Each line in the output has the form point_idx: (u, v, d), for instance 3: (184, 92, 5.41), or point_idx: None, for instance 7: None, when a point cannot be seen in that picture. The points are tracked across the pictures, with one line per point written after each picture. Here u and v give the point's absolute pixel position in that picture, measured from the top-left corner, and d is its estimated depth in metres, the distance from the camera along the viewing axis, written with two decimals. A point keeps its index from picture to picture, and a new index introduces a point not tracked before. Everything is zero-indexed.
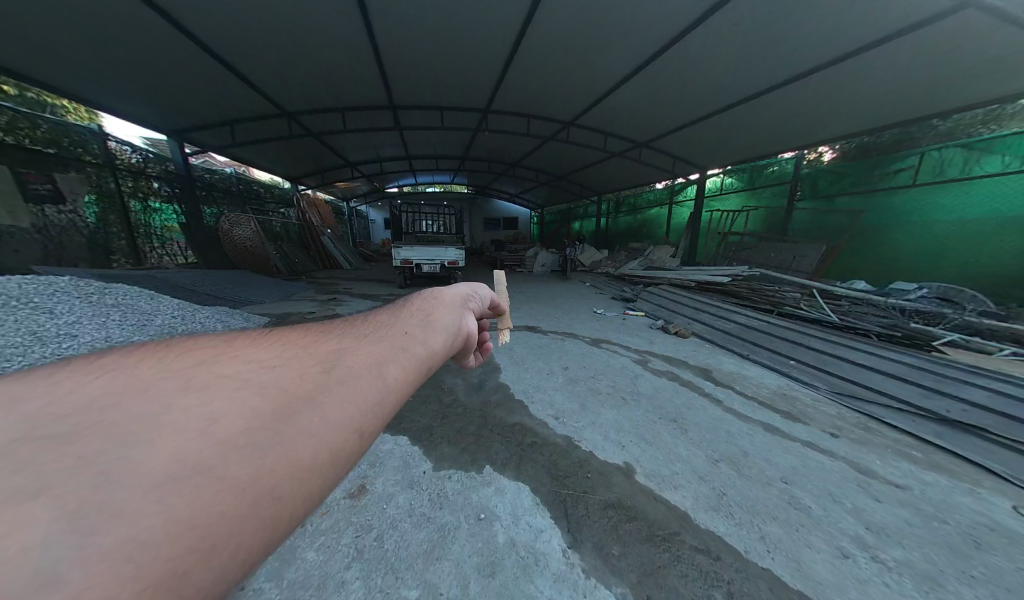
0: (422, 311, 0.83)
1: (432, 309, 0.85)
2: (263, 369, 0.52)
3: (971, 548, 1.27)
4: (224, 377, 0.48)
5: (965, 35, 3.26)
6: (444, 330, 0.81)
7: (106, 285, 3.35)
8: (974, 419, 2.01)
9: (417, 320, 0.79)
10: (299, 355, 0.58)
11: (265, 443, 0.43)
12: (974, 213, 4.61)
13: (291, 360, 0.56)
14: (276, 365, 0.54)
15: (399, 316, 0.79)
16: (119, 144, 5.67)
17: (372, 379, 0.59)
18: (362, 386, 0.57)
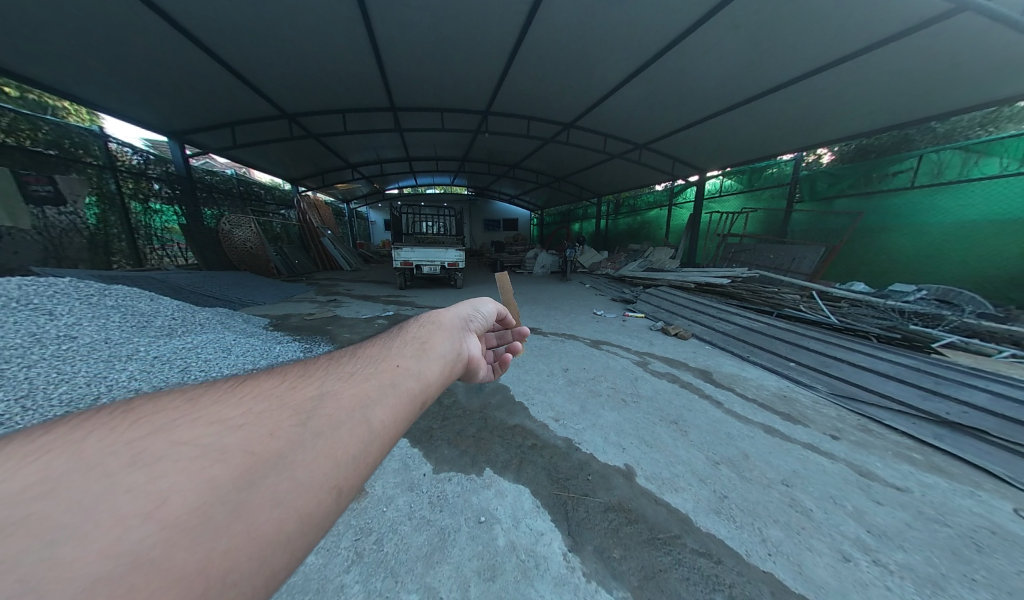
0: (414, 343, 0.83)
1: (426, 339, 0.85)
2: (238, 426, 0.50)
3: (973, 552, 1.26)
4: (182, 445, 0.44)
5: (963, 38, 3.28)
6: (436, 360, 0.81)
7: (107, 286, 3.35)
8: (975, 421, 2.00)
9: (408, 352, 0.79)
10: (272, 411, 0.55)
11: (224, 517, 0.38)
12: (973, 215, 4.62)
13: (262, 418, 0.53)
14: (257, 419, 0.53)
15: (389, 350, 0.79)
16: (120, 145, 5.69)
17: (356, 425, 0.57)
18: (342, 434, 0.54)
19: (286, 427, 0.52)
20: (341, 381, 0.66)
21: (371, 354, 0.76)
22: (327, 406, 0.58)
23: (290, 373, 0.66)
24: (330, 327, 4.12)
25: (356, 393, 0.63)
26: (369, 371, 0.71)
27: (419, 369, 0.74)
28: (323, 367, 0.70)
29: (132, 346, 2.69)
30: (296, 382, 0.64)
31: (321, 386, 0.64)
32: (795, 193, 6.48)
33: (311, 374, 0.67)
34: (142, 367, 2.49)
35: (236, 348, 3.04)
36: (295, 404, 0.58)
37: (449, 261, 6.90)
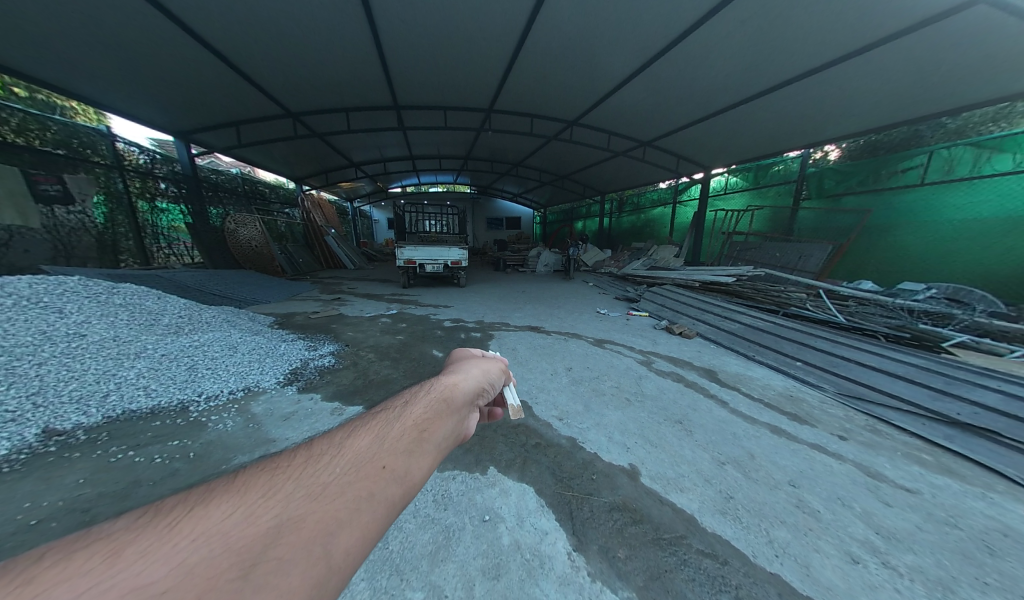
0: (410, 425, 0.65)
1: (426, 420, 0.67)
2: (209, 537, 0.37)
3: (985, 555, 1.24)
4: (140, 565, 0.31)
5: (977, 31, 3.21)
6: (438, 449, 0.62)
7: (115, 285, 3.39)
8: (985, 422, 1.97)
9: (403, 443, 0.60)
10: (250, 516, 0.42)
11: None
12: (985, 212, 4.53)
13: (240, 525, 0.39)
14: (232, 525, 0.39)
15: (378, 441, 0.60)
16: (127, 145, 5.75)
17: (314, 563, 0.38)
18: (297, 580, 0.34)
19: (217, 577, 0.31)
20: (309, 495, 0.47)
21: (353, 451, 0.57)
22: (282, 538, 0.39)
23: (238, 491, 0.46)
24: (334, 326, 4.14)
25: (326, 513, 0.44)
26: (349, 476, 0.51)
27: (414, 469, 0.56)
28: (287, 477, 0.50)
29: (140, 344, 2.72)
30: (245, 502, 0.44)
31: (280, 506, 0.44)
32: (802, 191, 6.40)
33: (269, 490, 0.47)
34: (150, 365, 2.52)
35: (242, 346, 3.07)
36: (237, 537, 0.37)
37: (452, 260, 6.91)
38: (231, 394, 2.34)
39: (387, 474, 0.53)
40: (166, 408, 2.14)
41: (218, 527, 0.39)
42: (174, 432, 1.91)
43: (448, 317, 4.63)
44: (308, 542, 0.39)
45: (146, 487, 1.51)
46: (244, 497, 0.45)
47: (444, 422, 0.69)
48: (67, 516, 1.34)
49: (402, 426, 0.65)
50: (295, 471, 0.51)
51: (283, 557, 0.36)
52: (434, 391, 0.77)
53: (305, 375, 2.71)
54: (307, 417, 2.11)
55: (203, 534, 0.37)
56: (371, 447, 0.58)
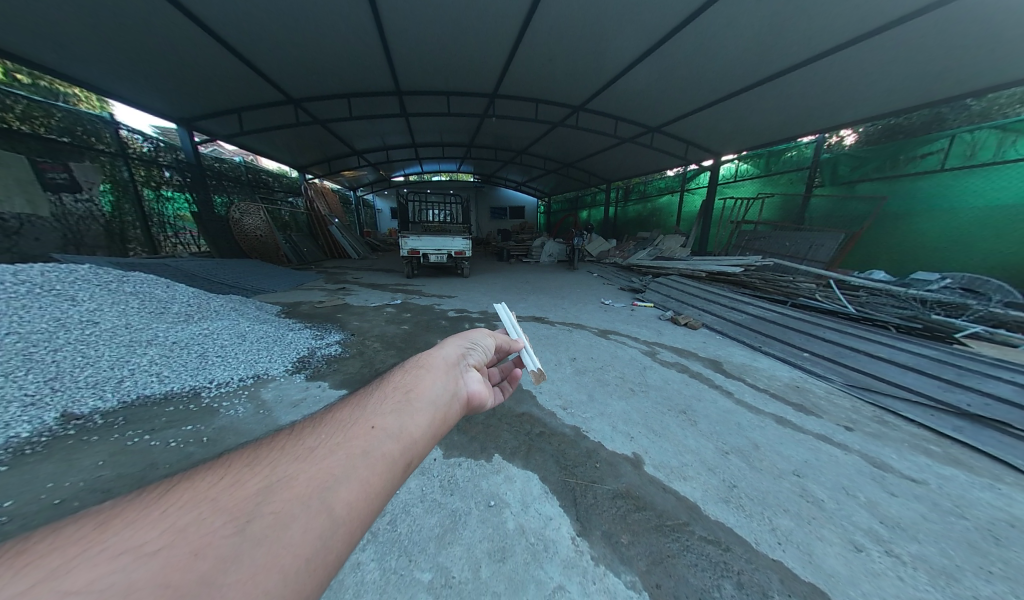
0: (395, 392, 0.69)
1: (410, 385, 0.71)
2: (213, 503, 0.41)
3: (991, 544, 1.24)
4: (146, 532, 0.35)
5: (1011, 5, 3.01)
6: (425, 407, 0.66)
7: (124, 273, 3.44)
8: (996, 413, 1.94)
9: (388, 406, 0.65)
10: (249, 484, 0.46)
11: (219, 577, 0.31)
12: (1008, 198, 4.34)
13: (240, 492, 0.44)
14: (233, 493, 0.44)
15: (364, 408, 0.64)
16: (130, 133, 5.72)
17: (315, 514, 0.42)
18: (295, 533, 0.39)
19: (212, 537, 0.36)
20: (298, 460, 0.51)
21: (340, 418, 0.61)
22: (274, 500, 0.42)
23: (228, 467, 0.50)
24: (340, 315, 4.17)
25: (319, 471, 0.48)
26: (341, 441, 0.56)
27: (402, 424, 0.60)
28: (277, 448, 0.55)
29: (151, 331, 2.76)
30: (237, 476, 0.48)
31: (271, 473, 0.48)
32: (814, 178, 6.22)
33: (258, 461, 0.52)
34: (162, 352, 2.57)
35: (250, 334, 3.11)
36: (231, 503, 0.42)
37: (456, 250, 6.89)
38: (241, 380, 2.39)
39: (375, 433, 0.57)
40: (179, 394, 2.19)
41: (209, 498, 0.43)
42: (187, 417, 1.96)
43: (452, 307, 4.64)
44: (302, 497, 0.43)
45: (163, 469, 1.55)
46: (233, 473, 0.49)
47: (430, 384, 0.73)
48: (88, 496, 1.38)
49: (387, 393, 0.69)
50: (281, 444, 0.55)
51: (278, 512, 0.41)
52: (417, 360, 0.81)
53: (313, 363, 2.75)
54: (315, 404, 2.15)
55: (198, 503, 0.41)
56: (358, 413, 0.62)
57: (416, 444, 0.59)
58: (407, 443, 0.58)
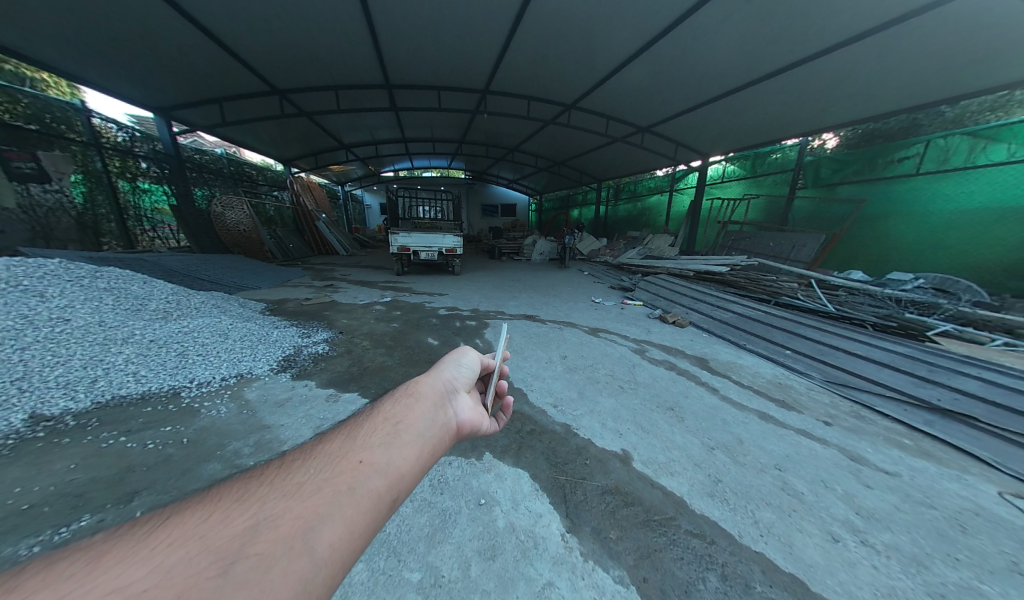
0: (385, 422, 0.67)
1: (402, 414, 0.70)
2: (194, 541, 0.39)
3: (958, 533, 1.30)
4: (123, 571, 0.33)
5: (983, 16, 3.14)
6: (416, 439, 0.65)
7: (98, 268, 3.28)
8: (965, 408, 2.04)
9: (378, 436, 0.63)
10: (232, 521, 0.43)
11: None
12: (978, 203, 4.54)
13: (222, 531, 0.41)
14: (216, 531, 0.41)
15: (354, 440, 0.63)
16: (104, 121, 5.48)
17: (296, 557, 0.39)
18: (277, 576, 0.37)
19: (193, 577, 0.33)
20: (284, 495, 0.49)
21: (329, 452, 0.59)
22: (256, 542, 0.40)
23: (213, 502, 0.47)
24: (327, 313, 4.08)
25: (304, 508, 0.46)
26: (329, 476, 0.53)
27: (391, 458, 0.58)
28: (264, 482, 0.53)
29: (128, 328, 2.65)
30: (222, 509, 0.46)
31: (255, 509, 0.46)
32: (799, 180, 6.41)
33: (244, 494, 0.50)
34: (139, 350, 2.47)
35: (233, 332, 3.02)
36: (213, 541, 0.39)
37: (447, 247, 6.83)
38: (223, 380, 2.31)
39: (364, 468, 0.55)
40: (157, 394, 2.11)
41: (192, 533, 0.40)
42: (166, 418, 1.89)
43: (442, 305, 4.60)
44: (286, 538, 0.41)
45: (140, 471, 1.49)
46: (220, 508, 0.47)
47: (421, 411, 0.71)
48: (58, 501, 1.31)
49: (379, 421, 0.68)
50: (268, 477, 0.53)
51: (262, 554, 0.38)
52: (408, 387, 0.80)
53: (300, 362, 2.69)
54: (302, 403, 2.10)
55: (182, 540, 0.39)
56: (347, 445, 0.61)
57: (405, 479, 0.57)
58: (396, 478, 0.56)
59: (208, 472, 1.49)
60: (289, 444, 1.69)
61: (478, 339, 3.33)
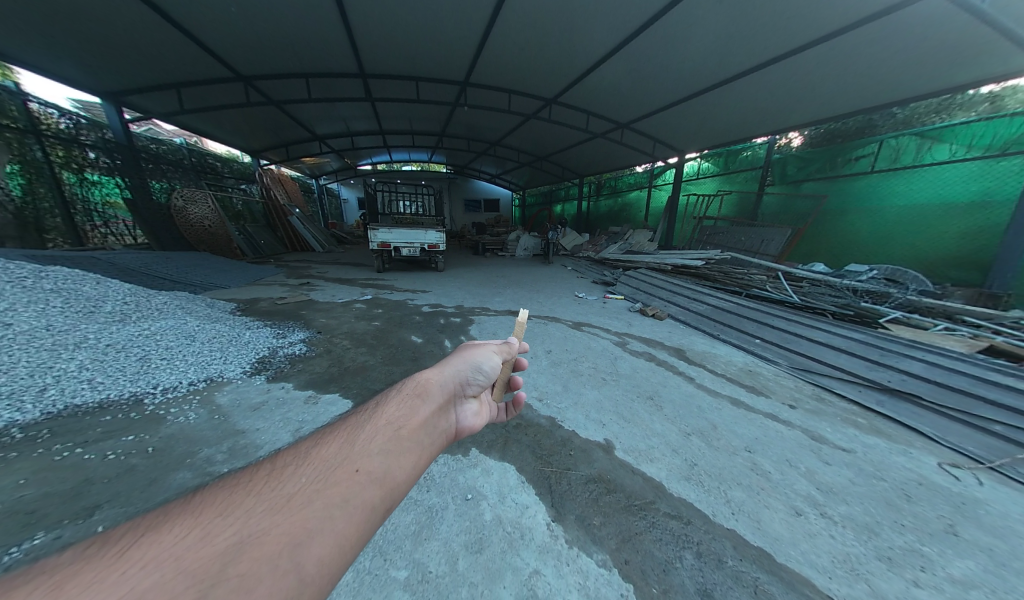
0: (385, 426, 0.66)
1: (402, 418, 0.69)
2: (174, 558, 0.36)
3: (904, 501, 1.44)
4: (94, 592, 0.29)
5: (929, 25, 3.38)
6: (412, 450, 0.64)
7: (43, 268, 3.00)
8: (911, 387, 2.24)
9: (376, 442, 0.62)
10: (216, 535, 0.41)
11: None
12: (924, 198, 4.83)
13: (207, 543, 0.39)
14: (198, 545, 0.38)
15: (350, 446, 0.61)
16: (43, 106, 4.96)
17: (282, 575, 0.38)
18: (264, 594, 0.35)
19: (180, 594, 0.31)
20: (275, 507, 0.47)
21: (323, 460, 0.57)
22: (243, 557, 0.37)
23: (193, 517, 0.44)
24: (304, 312, 3.93)
25: (293, 522, 0.44)
26: (322, 484, 0.52)
27: (385, 468, 0.58)
28: (253, 494, 0.50)
29: (80, 333, 2.44)
30: (202, 524, 0.43)
31: (241, 522, 0.44)
32: (767, 177, 6.74)
33: (230, 507, 0.47)
34: (94, 356, 2.29)
35: (200, 334, 2.85)
36: (195, 557, 0.36)
37: (429, 243, 6.72)
38: (190, 385, 2.19)
39: (359, 478, 0.54)
40: (116, 402, 1.97)
41: (170, 550, 0.37)
42: (128, 427, 1.77)
43: (425, 303, 4.52)
44: (274, 556, 0.39)
45: (100, 484, 1.39)
46: (202, 519, 0.44)
47: (420, 417, 0.71)
48: (6, 520, 1.20)
49: (375, 426, 0.67)
50: (255, 490, 0.50)
51: (247, 573, 0.36)
52: (407, 388, 0.79)
53: (275, 363, 2.58)
54: (278, 406, 2.02)
55: (161, 557, 0.35)
56: (344, 452, 0.59)
57: (398, 489, 0.57)
58: (390, 487, 0.56)
59: (177, 482, 1.41)
60: (266, 449, 1.63)
61: (463, 336, 3.30)
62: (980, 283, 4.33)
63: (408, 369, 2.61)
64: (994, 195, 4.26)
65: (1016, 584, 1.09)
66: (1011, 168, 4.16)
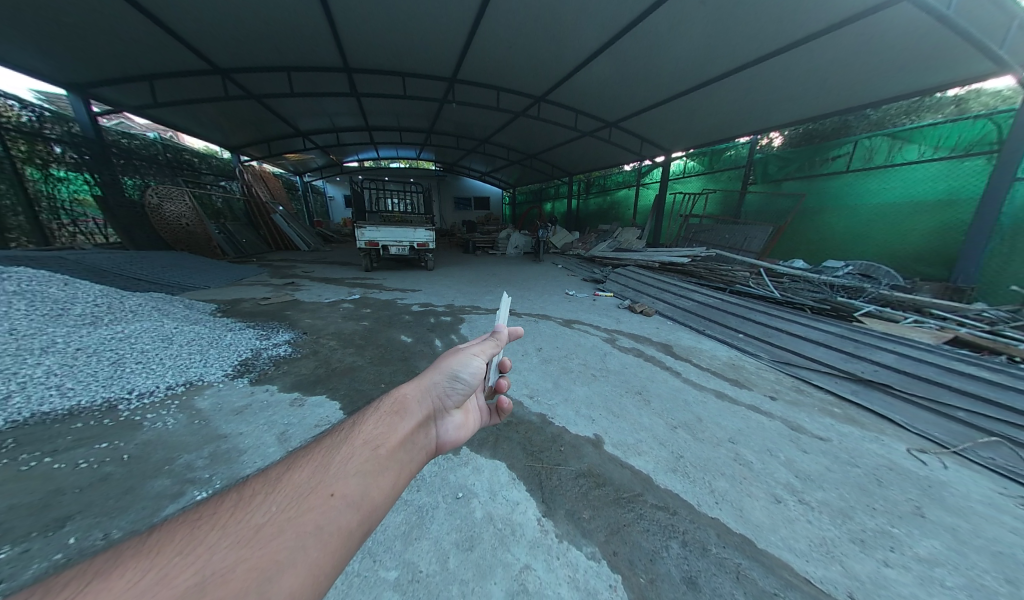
0: (362, 446, 0.67)
1: (381, 436, 0.70)
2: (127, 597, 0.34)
3: (875, 486, 1.51)
4: None
5: (900, 29, 3.50)
6: (389, 471, 0.65)
7: (4, 269, 2.84)
8: (883, 377, 2.35)
9: (354, 463, 0.62)
10: (176, 572, 0.39)
11: None
12: (896, 196, 5.02)
13: (166, 582, 0.37)
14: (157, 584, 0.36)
15: (325, 468, 0.61)
16: (2, 97, 4.65)
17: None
18: None
19: None
20: (243, 539, 0.45)
21: (296, 485, 0.57)
22: (212, 588, 0.36)
23: (151, 555, 0.41)
24: (289, 313, 3.83)
25: (262, 554, 0.43)
26: (295, 510, 0.51)
27: (362, 490, 0.59)
28: (218, 527, 0.48)
29: (47, 337, 2.32)
30: (162, 560, 0.41)
31: (206, 554, 0.42)
32: (749, 176, 6.94)
33: (194, 541, 0.44)
34: (62, 360, 2.18)
35: (178, 336, 2.75)
36: (154, 596, 0.34)
37: (418, 241, 6.65)
38: (169, 389, 2.11)
39: (335, 501, 0.54)
40: (88, 409, 1.88)
41: (126, 590, 0.35)
42: (101, 434, 1.70)
43: (416, 302, 4.47)
44: (243, 587, 0.38)
45: (70, 494, 1.32)
46: (159, 555, 0.42)
47: (398, 434, 0.72)
48: None
49: (352, 447, 0.67)
50: (222, 522, 0.49)
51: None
52: (385, 406, 0.80)
53: (259, 366, 2.51)
54: (262, 409, 1.98)
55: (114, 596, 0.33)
56: (319, 476, 0.59)
57: (376, 510, 0.58)
58: (368, 510, 0.57)
59: (155, 489, 1.36)
60: (249, 453, 1.58)
61: (453, 335, 3.28)
62: (944, 277, 4.54)
63: (398, 369, 2.58)
64: (959, 193, 4.45)
65: (976, 561, 1.16)
66: (973, 168, 4.36)
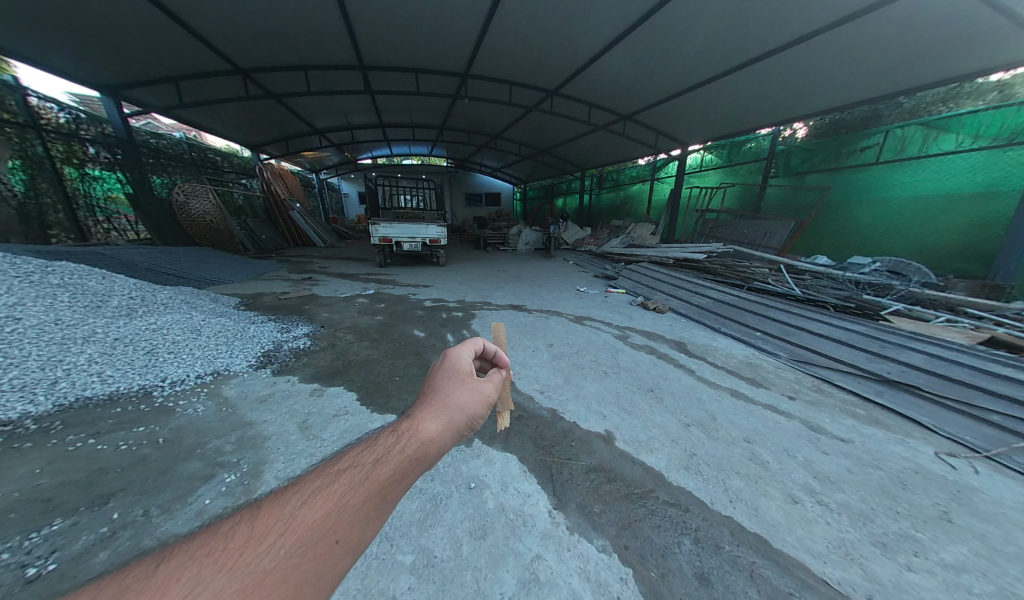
0: (377, 460, 0.55)
1: (408, 452, 0.58)
2: None
3: (900, 489, 1.46)
4: None
5: (934, 11, 3.30)
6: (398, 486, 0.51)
7: (48, 262, 3.02)
8: (911, 378, 2.25)
9: (374, 486, 0.50)
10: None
11: None
12: (930, 189, 4.74)
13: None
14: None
15: (330, 492, 0.49)
16: (42, 100, 4.96)
17: None
18: None
19: None
20: (249, 584, 0.33)
21: (309, 518, 0.44)
22: None
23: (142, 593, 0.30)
24: (307, 307, 3.95)
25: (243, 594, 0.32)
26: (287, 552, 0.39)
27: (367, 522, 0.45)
28: (217, 568, 0.36)
29: (88, 327, 2.47)
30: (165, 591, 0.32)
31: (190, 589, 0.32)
32: (771, 169, 6.70)
33: (196, 582, 0.33)
34: (102, 349, 2.32)
35: (206, 328, 2.89)
36: None
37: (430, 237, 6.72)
38: (198, 378, 2.23)
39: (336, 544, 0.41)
40: (126, 394, 2.01)
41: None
42: (138, 419, 1.81)
43: (428, 297, 4.54)
44: None
45: (113, 473, 1.42)
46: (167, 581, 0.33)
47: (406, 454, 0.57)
48: (25, 507, 1.24)
49: (363, 466, 0.54)
50: (229, 557, 0.37)
51: None
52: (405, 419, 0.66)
53: (280, 357, 2.62)
54: (284, 398, 2.07)
55: None
56: (336, 505, 0.46)
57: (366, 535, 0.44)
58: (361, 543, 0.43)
59: (188, 471, 1.44)
60: (273, 439, 1.66)
61: (465, 330, 3.33)
62: (982, 275, 4.29)
63: (411, 362, 2.65)
64: (1000, 185, 4.20)
65: (1007, 568, 1.11)
66: (1017, 159, 4.10)
